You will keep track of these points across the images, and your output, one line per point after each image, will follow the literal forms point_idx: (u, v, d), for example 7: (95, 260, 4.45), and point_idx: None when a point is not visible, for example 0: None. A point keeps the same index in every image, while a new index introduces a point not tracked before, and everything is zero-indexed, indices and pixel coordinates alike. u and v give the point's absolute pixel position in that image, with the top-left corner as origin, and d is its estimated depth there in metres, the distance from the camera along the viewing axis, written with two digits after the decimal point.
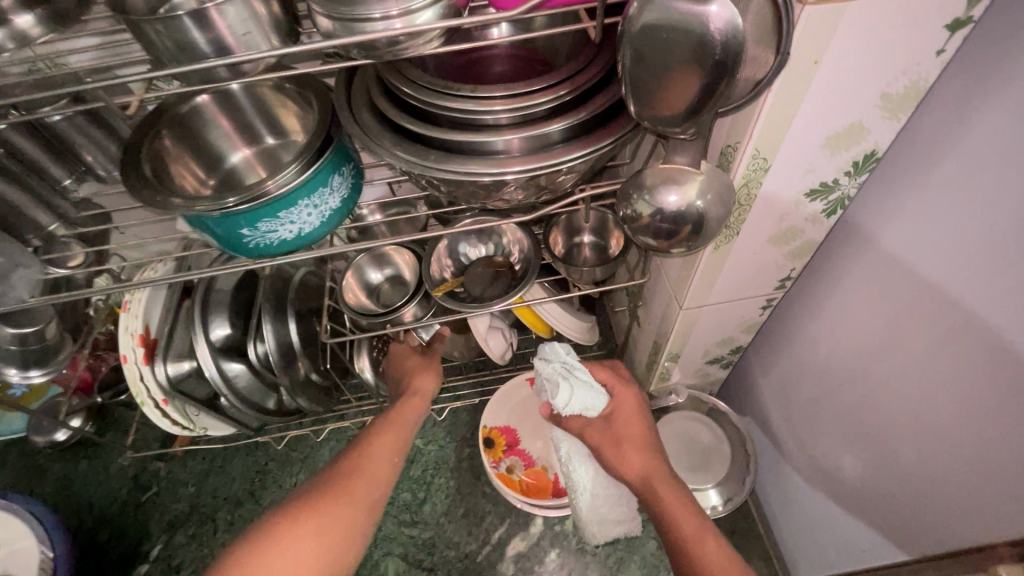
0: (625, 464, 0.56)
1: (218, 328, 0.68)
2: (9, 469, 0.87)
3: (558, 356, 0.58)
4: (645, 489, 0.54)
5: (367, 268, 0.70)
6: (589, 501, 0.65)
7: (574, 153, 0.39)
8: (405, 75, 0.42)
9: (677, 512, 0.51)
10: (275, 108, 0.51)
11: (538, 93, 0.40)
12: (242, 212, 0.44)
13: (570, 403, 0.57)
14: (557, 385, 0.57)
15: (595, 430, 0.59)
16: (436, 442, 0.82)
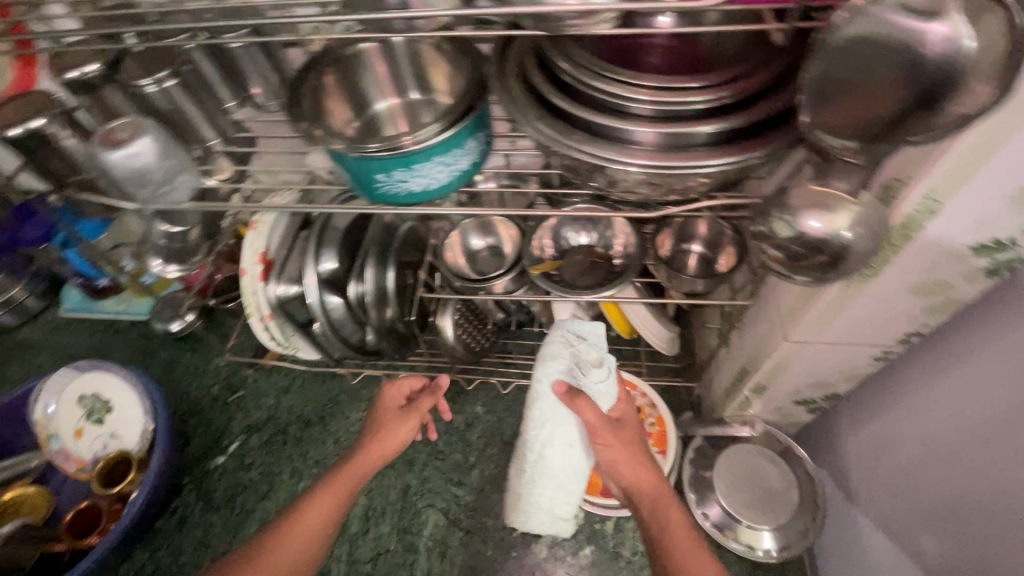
0: (635, 472, 0.58)
1: (326, 261, 0.71)
2: (130, 344, 0.99)
3: (591, 336, 0.66)
4: (648, 498, 0.58)
5: (471, 233, 0.72)
6: (546, 488, 0.65)
7: (719, 159, 0.38)
8: (564, 53, 0.42)
9: (675, 526, 0.54)
10: (427, 67, 0.53)
11: (695, 92, 0.39)
12: (382, 158, 0.46)
13: (596, 383, 0.63)
14: (595, 360, 0.64)
15: (609, 433, 0.60)
16: (495, 413, 0.85)
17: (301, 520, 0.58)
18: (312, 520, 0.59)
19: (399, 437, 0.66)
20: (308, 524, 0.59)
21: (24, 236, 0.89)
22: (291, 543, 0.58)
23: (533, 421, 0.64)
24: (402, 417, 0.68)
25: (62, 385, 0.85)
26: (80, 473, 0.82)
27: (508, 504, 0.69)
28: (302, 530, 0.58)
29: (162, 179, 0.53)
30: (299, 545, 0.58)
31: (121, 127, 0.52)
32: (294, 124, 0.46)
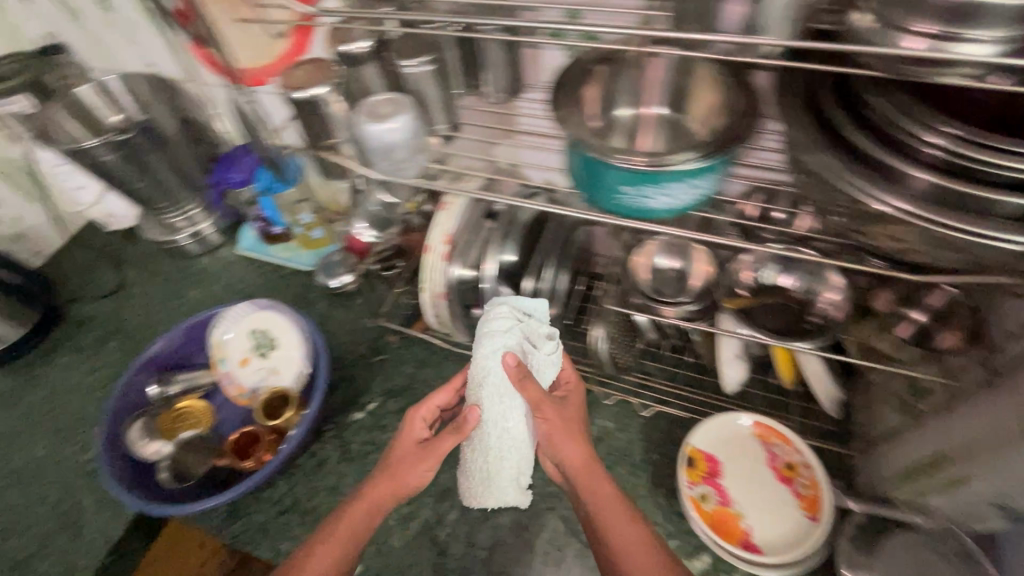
0: (568, 449, 0.67)
1: (507, 254, 0.74)
2: (292, 291, 1.09)
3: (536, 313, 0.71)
4: (584, 475, 0.67)
5: (659, 254, 0.74)
6: (507, 461, 0.70)
7: (1014, 234, 0.37)
8: (870, 96, 0.45)
9: (606, 499, 0.65)
10: (688, 87, 0.53)
11: (1007, 161, 0.39)
12: (633, 170, 0.47)
13: (546, 352, 0.69)
14: (528, 332, 0.69)
15: (552, 410, 0.68)
16: (625, 433, 0.84)
17: (340, 525, 0.67)
18: (353, 523, 0.67)
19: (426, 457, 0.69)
20: (343, 532, 0.66)
21: (233, 179, 1.00)
22: (337, 541, 0.66)
23: (489, 401, 0.67)
24: (424, 452, 0.70)
25: (240, 317, 0.94)
26: (240, 397, 0.93)
27: (469, 482, 0.73)
28: (336, 542, 0.66)
29: (407, 153, 0.57)
30: (341, 546, 0.66)
31: (384, 101, 0.56)
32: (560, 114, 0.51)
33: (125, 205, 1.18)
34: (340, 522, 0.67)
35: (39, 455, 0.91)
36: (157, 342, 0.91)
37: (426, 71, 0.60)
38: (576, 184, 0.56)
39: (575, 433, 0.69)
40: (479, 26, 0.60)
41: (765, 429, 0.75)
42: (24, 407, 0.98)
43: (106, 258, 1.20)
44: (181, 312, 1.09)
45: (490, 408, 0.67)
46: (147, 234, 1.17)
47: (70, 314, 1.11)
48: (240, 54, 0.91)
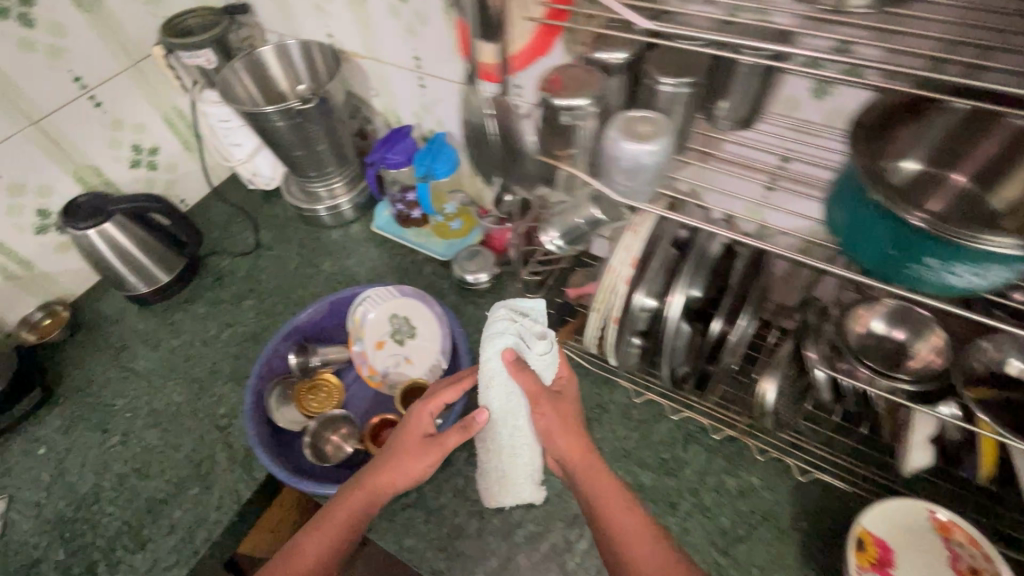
0: (565, 443, 0.70)
1: (694, 288, 0.69)
2: (424, 278, 1.09)
3: (534, 314, 0.70)
4: (581, 466, 0.69)
5: (880, 318, 0.67)
6: (522, 457, 0.73)
7: None
8: None
9: (605, 490, 0.67)
10: (1014, 162, 0.49)
11: None
12: (927, 236, 0.43)
13: (546, 352, 0.68)
14: (533, 334, 0.68)
15: (549, 406, 0.68)
16: (773, 493, 0.79)
17: (339, 512, 0.67)
18: (352, 507, 0.68)
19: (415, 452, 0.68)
20: (344, 515, 0.67)
21: (392, 160, 1.00)
22: (337, 525, 0.67)
23: (495, 397, 0.68)
24: (420, 448, 0.69)
25: (381, 299, 0.94)
26: (370, 378, 0.92)
27: (490, 475, 0.75)
28: (337, 521, 0.67)
29: (652, 178, 0.53)
30: (344, 527, 0.67)
31: (640, 119, 0.53)
32: (856, 153, 0.48)
33: (271, 166, 1.20)
34: (341, 502, 0.68)
35: (178, 400, 0.94)
36: (302, 311, 0.92)
37: (682, 92, 0.55)
38: (829, 226, 0.54)
39: (575, 422, 0.71)
40: (745, 50, 0.55)
41: (951, 525, 0.67)
42: (164, 350, 1.01)
43: (245, 215, 1.23)
44: (314, 281, 1.10)
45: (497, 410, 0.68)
46: (288, 198, 1.18)
47: (210, 265, 1.14)
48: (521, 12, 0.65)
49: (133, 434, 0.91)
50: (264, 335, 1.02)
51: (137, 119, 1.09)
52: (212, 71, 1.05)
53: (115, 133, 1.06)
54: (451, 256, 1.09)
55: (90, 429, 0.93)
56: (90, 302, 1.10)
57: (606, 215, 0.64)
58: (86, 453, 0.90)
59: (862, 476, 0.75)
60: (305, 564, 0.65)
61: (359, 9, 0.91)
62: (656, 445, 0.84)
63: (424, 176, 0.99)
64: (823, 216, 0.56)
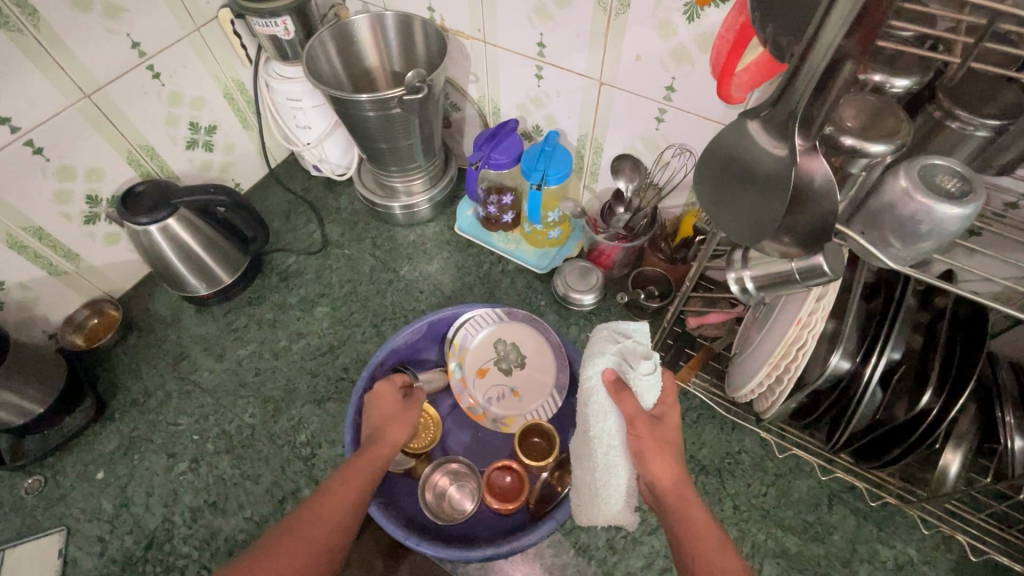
0: (657, 466, 0.55)
1: (895, 352, 0.60)
2: (517, 292, 0.98)
3: (638, 335, 0.62)
4: (670, 496, 0.55)
5: None
6: (613, 482, 0.60)
7: None
8: None
9: (698, 523, 0.53)
10: None
11: None
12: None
13: (649, 373, 0.58)
14: (633, 353, 0.60)
15: (644, 420, 0.58)
16: (934, 568, 0.71)
17: (381, 453, 0.61)
18: (376, 459, 0.60)
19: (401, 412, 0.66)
20: (383, 455, 0.61)
21: (495, 160, 0.87)
22: (378, 464, 0.60)
23: (593, 414, 0.60)
24: (404, 408, 0.66)
25: (485, 322, 0.83)
26: (471, 411, 0.81)
27: (578, 498, 0.64)
28: (364, 470, 0.58)
29: (940, 246, 0.42)
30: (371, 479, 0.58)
31: (942, 171, 0.41)
32: None
33: (341, 152, 1.06)
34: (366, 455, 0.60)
35: (251, 423, 0.84)
36: (398, 333, 0.81)
37: (983, 137, 0.43)
38: None
39: (672, 447, 0.57)
40: None
41: None
42: (230, 363, 0.90)
43: (308, 205, 1.10)
44: (392, 288, 0.98)
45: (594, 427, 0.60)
46: (360, 190, 1.05)
47: (273, 263, 1.02)
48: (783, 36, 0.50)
49: (203, 460, 0.81)
50: (343, 349, 0.91)
51: (196, 91, 0.95)
52: (288, 42, 0.90)
53: (172, 108, 0.92)
54: (546, 269, 0.97)
55: (154, 452, 0.82)
56: (140, 300, 0.98)
57: (834, 271, 0.49)
58: (151, 481, 0.80)
59: None
60: (356, 500, 0.56)
61: None
62: (797, 506, 0.76)
63: (536, 182, 0.86)
64: None
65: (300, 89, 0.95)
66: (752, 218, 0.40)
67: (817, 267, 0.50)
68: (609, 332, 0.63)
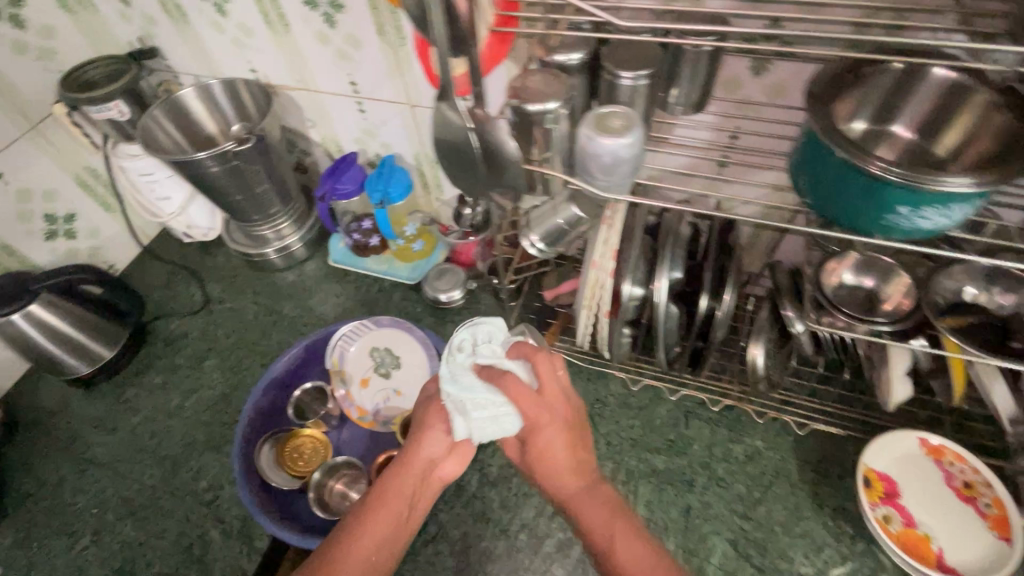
0: (559, 468, 0.62)
1: (675, 272, 0.73)
2: (395, 305, 1.05)
3: (451, 379, 0.63)
4: (572, 490, 0.62)
5: (846, 267, 0.68)
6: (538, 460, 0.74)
7: None
8: None
9: (595, 508, 0.61)
10: (950, 114, 0.49)
11: None
12: (887, 185, 0.46)
13: (471, 434, 0.62)
14: (456, 411, 0.62)
15: (516, 447, 0.65)
16: (777, 451, 0.82)
17: (392, 494, 0.63)
18: (406, 484, 0.64)
19: (432, 420, 0.66)
20: (400, 489, 0.63)
21: (343, 190, 0.96)
22: (393, 501, 0.62)
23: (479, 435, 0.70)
24: (439, 422, 0.65)
25: (356, 335, 0.90)
26: (361, 420, 0.87)
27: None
28: (392, 500, 0.62)
29: (630, 170, 0.54)
30: (399, 506, 0.62)
31: (611, 114, 0.53)
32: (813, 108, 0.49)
33: (207, 216, 1.12)
34: (393, 480, 0.63)
35: (150, 484, 0.86)
36: (275, 363, 0.86)
37: (643, 85, 0.56)
38: (796, 169, 0.55)
39: (572, 443, 0.63)
40: (693, 37, 0.57)
41: (939, 448, 0.73)
42: (123, 433, 0.92)
43: (186, 271, 1.14)
44: (277, 328, 1.03)
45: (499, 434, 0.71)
46: (231, 245, 1.11)
47: (156, 332, 1.05)
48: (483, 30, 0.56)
49: (106, 530, 0.82)
50: (234, 395, 0.95)
51: (46, 184, 0.99)
52: (126, 123, 0.96)
53: (23, 205, 0.96)
54: (418, 279, 1.06)
55: (54, 536, 0.83)
56: (24, 396, 0.98)
57: (586, 213, 0.64)
58: (52, 564, 0.80)
59: (852, 415, 0.81)
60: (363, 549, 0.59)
61: (284, 41, 0.88)
62: (661, 428, 0.86)
63: (380, 202, 0.96)
64: (792, 183, 0.58)
65: (150, 162, 1.01)
66: (471, 180, 0.54)
67: (577, 214, 0.64)
68: (447, 380, 0.63)
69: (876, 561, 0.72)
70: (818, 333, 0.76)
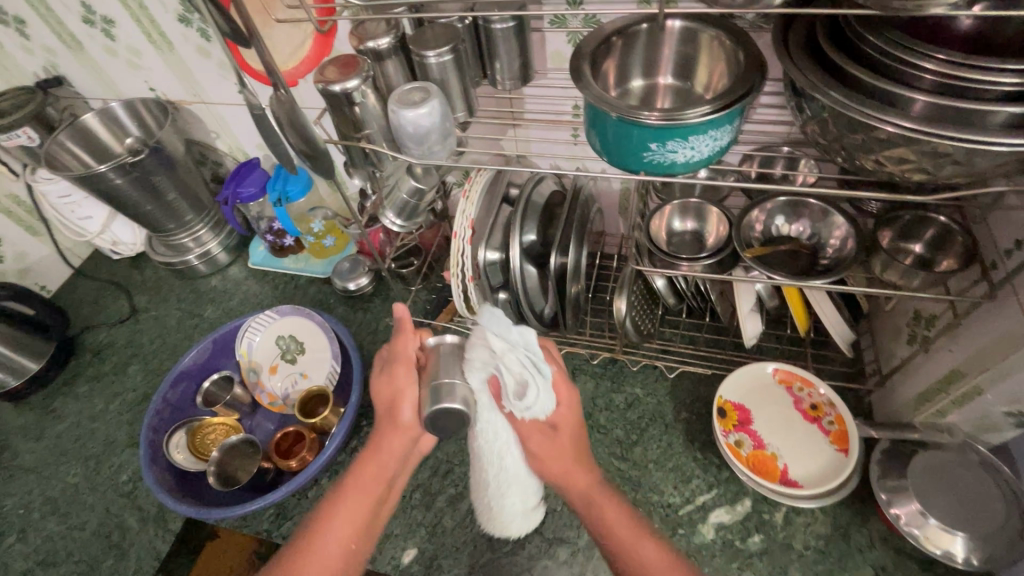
0: (576, 473, 0.62)
1: (528, 234, 0.79)
2: (310, 298, 1.11)
3: (519, 336, 0.60)
4: (586, 502, 0.61)
5: (674, 215, 0.75)
6: (511, 490, 0.67)
7: (1004, 140, 0.40)
8: (875, 28, 0.45)
9: (610, 516, 0.60)
10: (697, 58, 0.56)
11: (990, 69, 0.40)
12: (641, 127, 0.52)
13: (533, 406, 0.59)
14: (526, 384, 0.58)
15: (541, 441, 0.62)
16: (654, 396, 0.87)
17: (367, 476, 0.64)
18: (386, 460, 0.64)
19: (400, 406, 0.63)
20: (376, 467, 0.64)
21: (245, 193, 1.02)
22: (368, 481, 0.64)
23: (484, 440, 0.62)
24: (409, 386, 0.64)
25: (263, 326, 0.96)
26: (271, 404, 0.93)
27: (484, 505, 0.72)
28: (366, 480, 0.64)
29: (439, 138, 0.61)
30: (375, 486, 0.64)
31: (414, 89, 0.60)
32: (577, 64, 0.54)
33: (129, 232, 1.18)
34: (363, 464, 0.64)
35: (74, 481, 0.91)
36: (183, 357, 0.92)
37: (447, 61, 0.62)
38: (590, 136, 0.60)
39: (581, 448, 0.64)
40: (491, 15, 0.63)
41: (788, 374, 0.79)
42: (50, 439, 0.97)
43: (116, 285, 1.20)
44: (198, 330, 1.09)
45: (488, 446, 0.62)
46: (155, 256, 1.17)
47: (85, 343, 1.11)
48: (281, 54, 0.68)
49: (32, 527, 0.87)
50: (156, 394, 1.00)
51: None
52: (36, 148, 1.02)
53: None
54: (330, 272, 1.12)
55: None
56: None
57: (425, 185, 0.71)
58: None
59: (720, 356, 0.87)
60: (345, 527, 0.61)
61: (170, 56, 0.94)
62: None
63: (278, 200, 1.00)
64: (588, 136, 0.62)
65: (65, 185, 1.06)
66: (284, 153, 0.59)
67: (417, 186, 0.70)
68: (500, 350, 0.58)
69: (738, 486, 0.77)
70: (673, 280, 0.82)
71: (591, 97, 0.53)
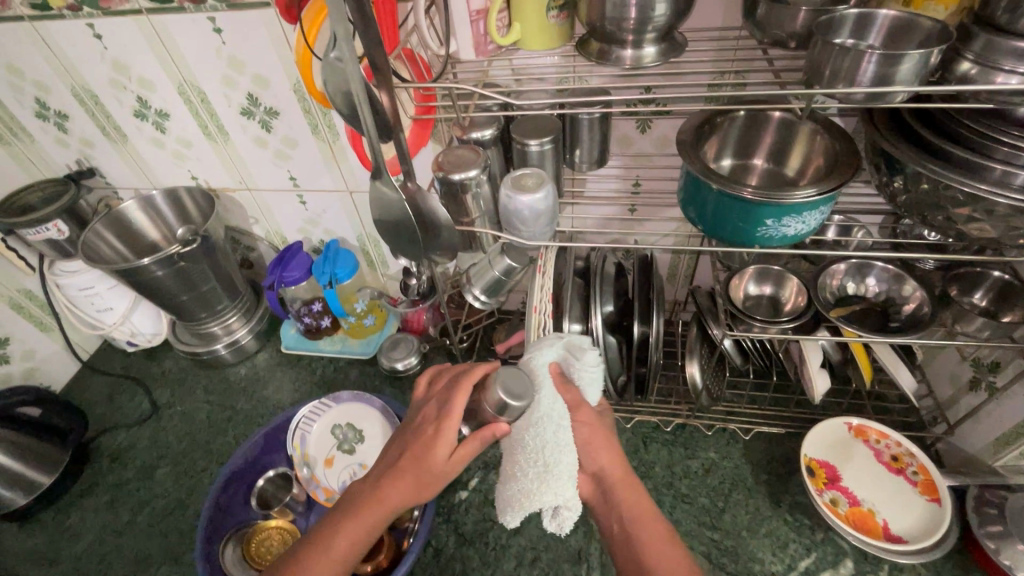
0: (605, 455, 0.62)
1: (606, 305, 0.81)
2: (354, 380, 1.07)
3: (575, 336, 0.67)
4: (619, 486, 0.60)
5: (747, 281, 0.80)
6: (564, 457, 0.56)
7: None
8: (963, 114, 0.52)
9: (645, 517, 0.58)
10: (789, 144, 0.62)
11: None
12: (757, 205, 0.56)
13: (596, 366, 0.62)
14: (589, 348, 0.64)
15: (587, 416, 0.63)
16: (731, 459, 0.87)
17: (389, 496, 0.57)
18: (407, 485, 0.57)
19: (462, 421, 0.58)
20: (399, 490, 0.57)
21: (291, 276, 0.99)
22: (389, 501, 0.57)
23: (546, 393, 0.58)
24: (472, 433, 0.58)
25: (316, 416, 0.91)
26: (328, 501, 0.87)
27: (513, 488, 0.59)
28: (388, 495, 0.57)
29: (548, 220, 0.63)
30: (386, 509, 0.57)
31: (525, 176, 0.63)
32: (685, 151, 0.59)
33: (151, 322, 1.12)
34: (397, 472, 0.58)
35: None
36: (234, 454, 0.85)
37: (549, 149, 0.66)
38: (688, 211, 0.63)
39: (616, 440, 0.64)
40: (583, 107, 0.68)
41: (864, 428, 0.81)
42: (66, 563, 0.85)
43: (132, 381, 1.11)
44: (233, 423, 1.02)
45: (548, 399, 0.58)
46: (179, 347, 1.10)
47: (101, 448, 1.00)
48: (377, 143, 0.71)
49: None
50: (191, 499, 0.91)
51: None
52: (64, 241, 0.97)
53: None
54: (373, 352, 1.09)
55: None
56: None
57: (516, 262, 0.71)
58: None
59: (788, 413, 0.90)
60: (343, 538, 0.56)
61: (220, 143, 0.94)
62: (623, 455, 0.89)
63: (328, 282, 0.98)
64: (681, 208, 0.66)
65: (90, 277, 0.99)
66: (401, 239, 0.59)
67: (510, 265, 0.70)
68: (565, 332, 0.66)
69: (836, 547, 0.76)
70: (742, 342, 0.85)
71: (703, 178, 0.57)
